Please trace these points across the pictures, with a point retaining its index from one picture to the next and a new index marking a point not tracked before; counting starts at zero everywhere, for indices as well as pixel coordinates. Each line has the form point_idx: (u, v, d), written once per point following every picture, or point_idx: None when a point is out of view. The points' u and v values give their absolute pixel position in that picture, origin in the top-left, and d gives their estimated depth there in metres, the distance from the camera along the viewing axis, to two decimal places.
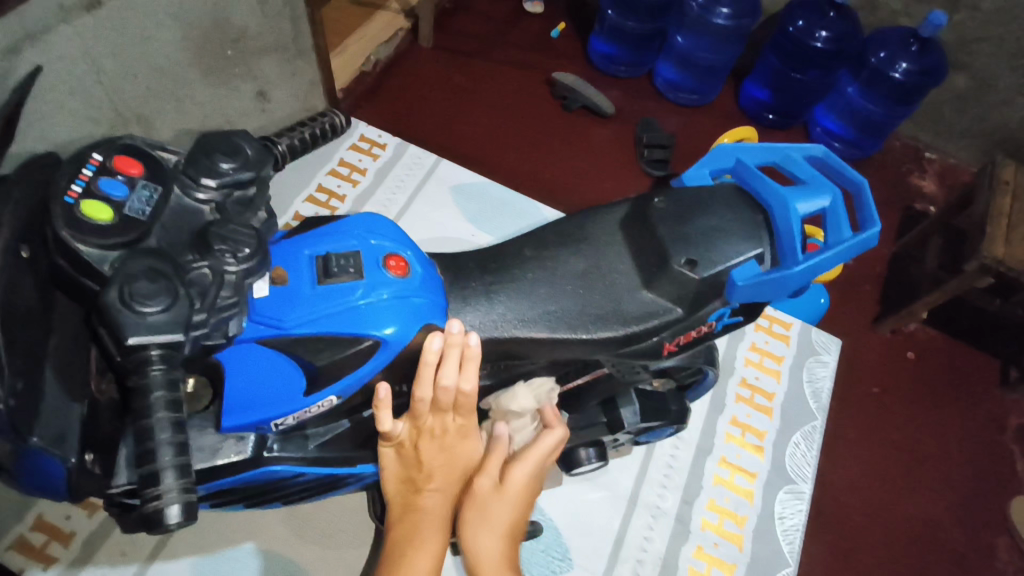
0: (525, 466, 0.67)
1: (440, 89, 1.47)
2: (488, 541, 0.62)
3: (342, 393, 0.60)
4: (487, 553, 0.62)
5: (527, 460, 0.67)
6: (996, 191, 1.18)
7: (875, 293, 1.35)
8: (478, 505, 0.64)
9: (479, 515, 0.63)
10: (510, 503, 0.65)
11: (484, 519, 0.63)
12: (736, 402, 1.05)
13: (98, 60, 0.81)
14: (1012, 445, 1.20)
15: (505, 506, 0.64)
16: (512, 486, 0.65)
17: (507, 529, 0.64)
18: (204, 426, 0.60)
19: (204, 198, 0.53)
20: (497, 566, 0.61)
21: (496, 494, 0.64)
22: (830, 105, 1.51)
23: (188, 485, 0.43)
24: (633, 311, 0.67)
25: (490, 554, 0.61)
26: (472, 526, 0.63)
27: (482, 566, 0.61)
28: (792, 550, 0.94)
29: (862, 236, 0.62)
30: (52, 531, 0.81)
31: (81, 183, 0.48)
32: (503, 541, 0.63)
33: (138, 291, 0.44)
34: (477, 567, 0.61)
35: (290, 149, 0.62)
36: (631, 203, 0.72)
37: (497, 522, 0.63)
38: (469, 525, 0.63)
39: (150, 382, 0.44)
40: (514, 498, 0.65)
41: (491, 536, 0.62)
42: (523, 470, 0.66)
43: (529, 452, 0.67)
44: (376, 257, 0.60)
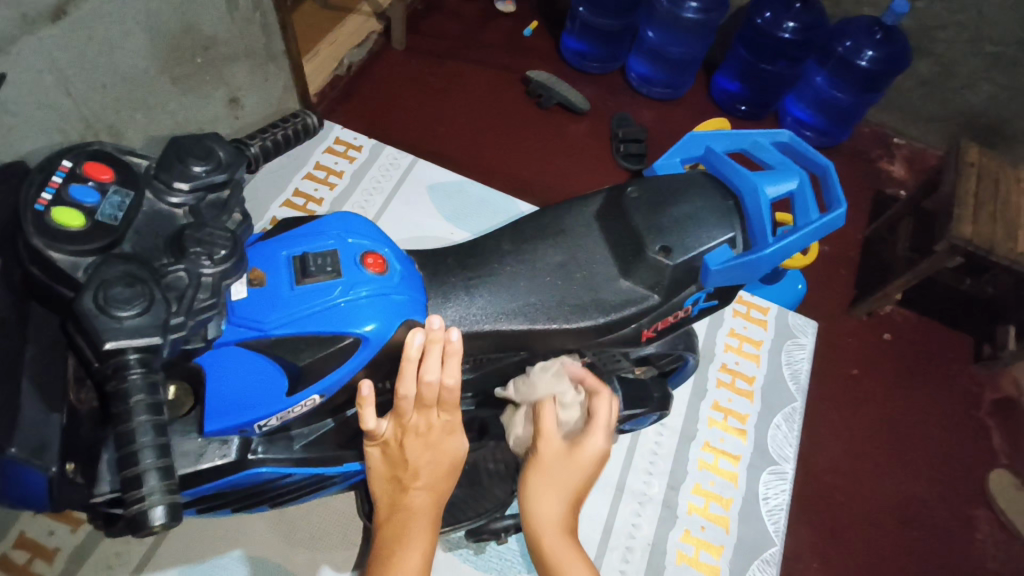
0: (596, 436, 0.68)
1: (414, 91, 1.47)
2: (551, 506, 0.65)
3: (325, 392, 0.60)
4: (551, 516, 0.65)
5: (594, 431, 0.68)
6: (962, 173, 1.21)
7: (850, 277, 1.38)
8: (541, 481, 0.66)
9: (545, 478, 0.66)
10: (577, 472, 0.67)
11: (547, 484, 0.66)
12: (718, 387, 1.07)
13: (64, 72, 0.80)
14: (986, 419, 1.23)
15: (570, 472, 0.67)
16: (581, 455, 0.67)
17: (572, 495, 0.66)
18: (187, 432, 0.60)
19: (177, 202, 0.53)
20: (555, 528, 0.64)
21: (562, 460, 0.67)
22: (800, 94, 1.54)
23: (172, 486, 0.43)
24: (612, 299, 0.67)
25: (551, 518, 0.64)
26: (538, 488, 0.66)
27: (546, 527, 0.64)
28: (777, 530, 0.95)
29: (830, 216, 0.64)
30: (34, 548, 0.80)
31: (50, 191, 0.48)
32: (567, 506, 0.66)
33: (114, 295, 0.44)
34: (537, 527, 0.64)
35: (262, 151, 0.62)
36: (605, 194, 0.72)
37: (562, 488, 0.66)
38: (534, 487, 0.66)
39: (128, 387, 0.44)
40: (581, 467, 0.67)
41: (555, 499, 0.65)
42: (595, 440, 0.68)
43: (593, 421, 0.69)
44: (353, 255, 0.60)
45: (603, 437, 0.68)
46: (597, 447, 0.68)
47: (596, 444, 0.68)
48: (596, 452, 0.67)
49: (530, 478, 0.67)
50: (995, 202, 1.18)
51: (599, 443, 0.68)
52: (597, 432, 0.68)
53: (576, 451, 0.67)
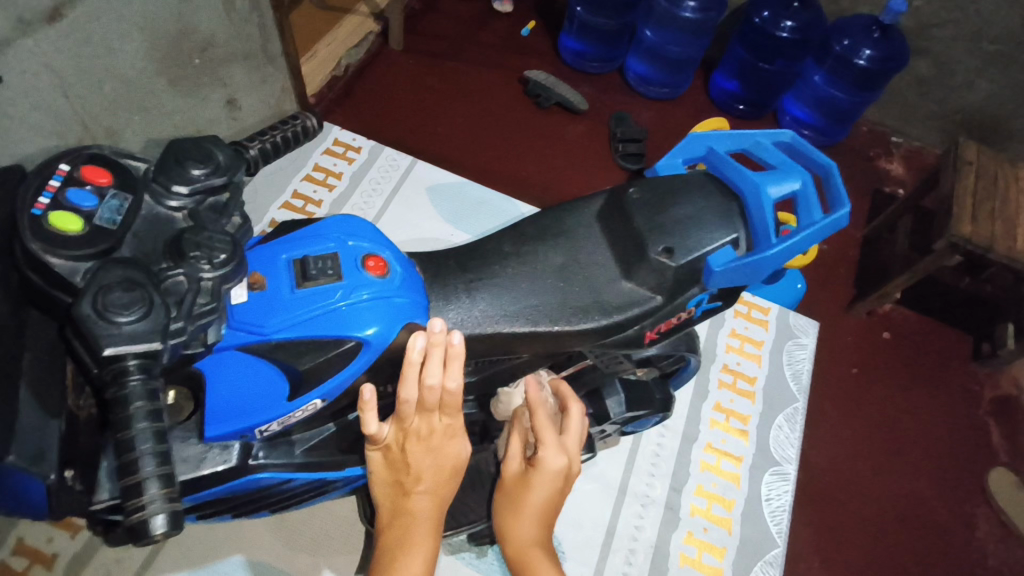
0: (549, 455, 0.67)
1: (411, 92, 1.47)
2: (521, 526, 0.67)
3: (326, 397, 0.60)
4: (522, 537, 0.67)
5: (546, 449, 0.67)
6: (961, 171, 1.21)
7: (850, 277, 1.37)
8: (508, 504, 0.68)
9: (512, 501, 0.68)
10: (537, 491, 0.67)
11: (514, 507, 0.68)
12: (719, 388, 1.06)
13: (60, 74, 0.80)
14: (987, 418, 1.23)
15: (531, 492, 0.67)
16: (538, 475, 0.67)
17: (540, 512, 0.67)
18: (188, 437, 0.59)
19: (175, 206, 0.52)
20: (526, 546, 0.67)
21: (522, 482, 0.68)
22: (798, 94, 1.53)
23: (173, 494, 0.42)
24: (615, 301, 0.67)
25: (521, 539, 0.67)
26: (508, 510, 0.68)
27: (517, 548, 0.67)
28: (779, 531, 0.95)
29: (832, 216, 0.63)
30: (33, 554, 0.79)
31: (48, 195, 0.48)
32: (536, 524, 0.67)
33: (112, 301, 0.43)
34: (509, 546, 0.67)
35: (261, 153, 0.61)
36: (607, 195, 0.72)
37: (526, 509, 0.67)
38: (505, 510, 0.69)
39: (128, 393, 0.43)
40: (540, 488, 0.67)
41: (523, 521, 0.67)
42: (551, 458, 0.67)
43: (545, 439, 0.67)
44: (354, 259, 0.60)
45: (559, 453, 0.67)
46: (553, 465, 0.67)
47: (552, 462, 0.67)
48: (551, 471, 0.66)
49: (501, 500, 0.70)
50: (994, 200, 1.18)
51: (554, 461, 0.67)
52: (550, 450, 0.67)
53: (532, 472, 0.67)
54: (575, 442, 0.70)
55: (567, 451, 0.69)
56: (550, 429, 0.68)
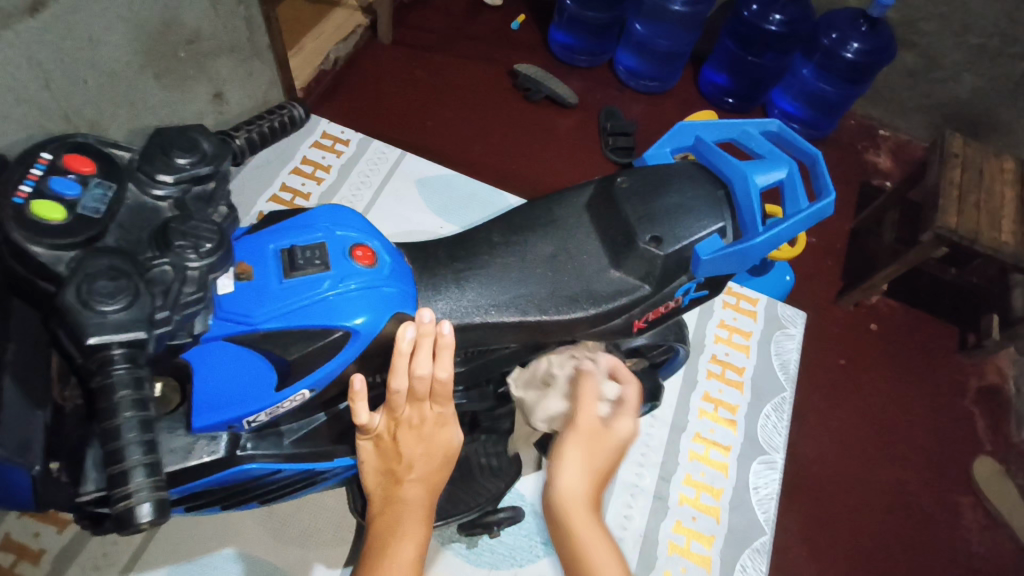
0: (627, 419, 0.65)
1: (401, 85, 1.46)
2: (579, 482, 0.61)
3: (314, 387, 0.60)
4: (574, 490, 0.60)
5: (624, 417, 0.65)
6: (947, 164, 1.22)
7: (837, 268, 1.38)
8: (572, 455, 0.62)
9: (574, 452, 0.62)
10: (607, 452, 0.63)
11: (586, 460, 0.62)
12: (708, 378, 1.07)
13: (44, 66, 0.79)
14: (971, 407, 1.25)
15: (601, 450, 0.63)
16: (610, 435, 0.64)
17: (598, 474, 0.62)
18: (175, 428, 0.59)
19: (160, 195, 0.52)
20: (581, 504, 0.60)
21: (592, 436, 0.63)
22: (787, 87, 1.55)
23: (159, 483, 0.42)
24: (603, 291, 0.67)
25: (577, 493, 0.60)
26: (569, 461, 0.62)
27: (570, 500, 0.60)
28: (767, 519, 0.96)
29: (818, 204, 0.64)
30: (20, 550, 0.79)
31: (30, 183, 0.47)
32: (594, 486, 0.62)
33: (96, 289, 0.43)
34: (564, 499, 0.60)
35: (247, 143, 0.61)
36: (596, 184, 0.72)
37: (592, 464, 0.62)
38: (562, 461, 0.62)
39: (113, 382, 0.43)
40: (609, 447, 0.63)
41: (582, 478, 0.61)
42: (623, 424, 0.65)
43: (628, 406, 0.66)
44: (342, 248, 0.60)
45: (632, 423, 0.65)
46: (626, 431, 0.64)
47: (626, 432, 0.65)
48: (625, 437, 0.64)
49: (559, 450, 0.63)
50: (978, 192, 1.20)
51: (628, 428, 0.65)
52: (627, 417, 0.65)
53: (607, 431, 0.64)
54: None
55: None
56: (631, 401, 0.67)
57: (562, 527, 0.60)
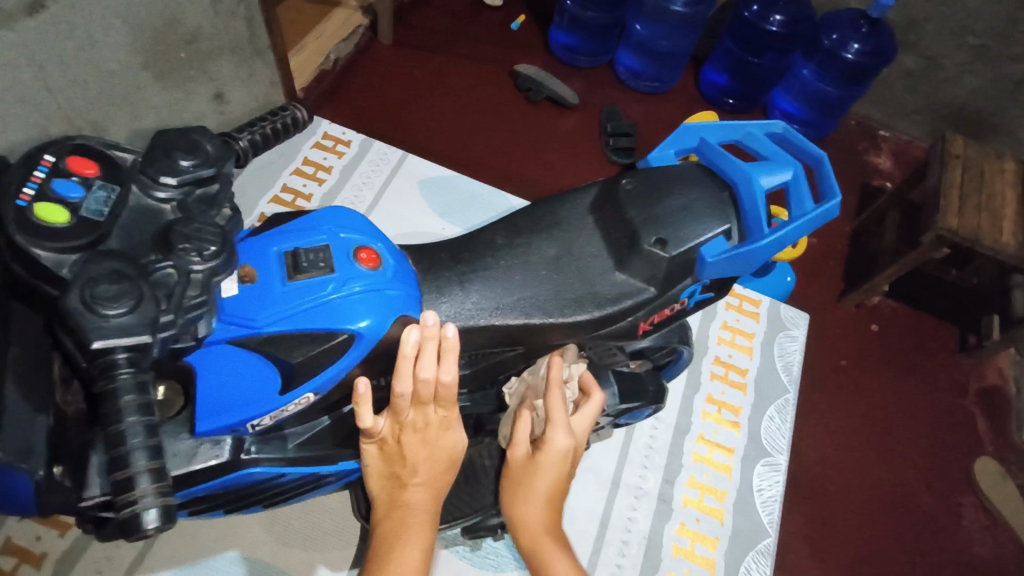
0: (555, 436, 0.67)
1: (401, 87, 1.46)
2: (531, 512, 0.68)
3: (319, 390, 0.59)
4: (526, 523, 0.68)
5: (553, 432, 0.67)
6: (948, 164, 1.22)
7: (839, 269, 1.38)
8: (518, 492, 0.69)
9: (519, 486, 0.69)
10: (545, 473, 0.68)
11: (525, 492, 0.68)
12: (711, 380, 1.07)
13: (43, 67, 0.78)
14: (973, 408, 1.25)
15: (537, 475, 0.68)
16: (543, 457, 0.68)
17: (545, 497, 0.68)
18: (179, 432, 0.59)
19: (164, 197, 0.51)
20: (536, 532, 0.68)
21: (529, 466, 0.69)
22: (788, 88, 1.54)
23: (165, 488, 0.42)
24: (608, 293, 0.67)
25: (530, 525, 0.68)
26: (518, 495, 0.69)
27: (526, 530, 0.68)
28: (771, 521, 0.96)
29: (824, 206, 0.63)
30: (22, 553, 0.78)
31: (33, 186, 0.47)
32: (544, 507, 0.68)
33: (100, 293, 0.42)
34: (521, 532, 0.69)
35: (251, 145, 0.61)
36: (600, 186, 0.72)
37: (533, 492, 0.68)
38: (512, 497, 0.70)
39: (118, 387, 0.43)
40: (546, 467, 0.68)
41: (533, 507, 0.68)
42: (553, 445, 0.67)
43: (556, 420, 0.68)
44: (346, 251, 0.59)
45: (565, 434, 0.68)
46: (558, 445, 0.67)
47: (559, 445, 0.68)
48: (556, 451, 0.67)
49: (508, 485, 0.70)
50: (979, 193, 1.19)
51: (560, 441, 0.68)
52: (556, 431, 0.67)
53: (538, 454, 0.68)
54: (582, 423, 0.71)
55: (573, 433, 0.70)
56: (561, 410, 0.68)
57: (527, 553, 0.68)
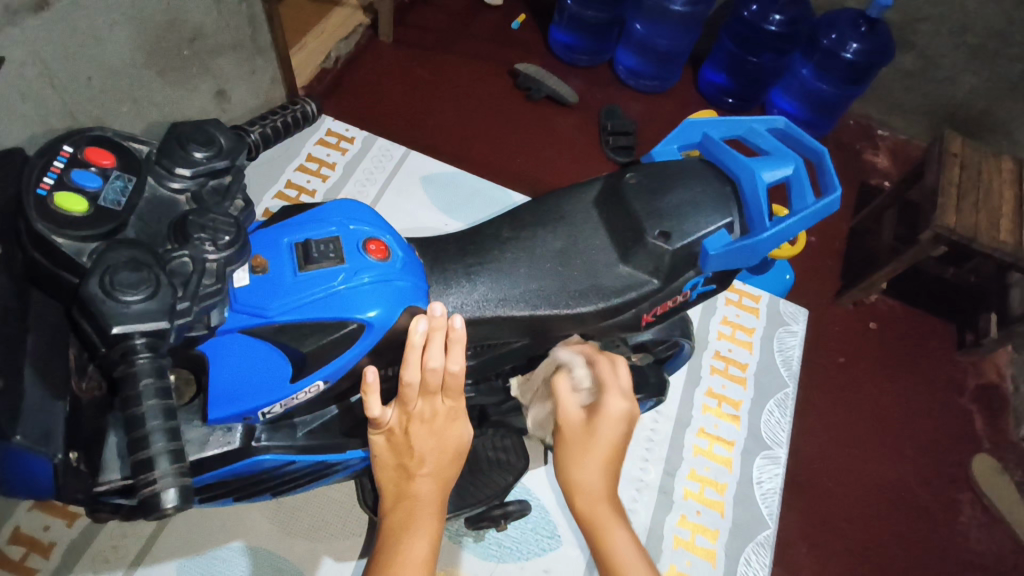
0: (613, 399, 0.67)
1: (403, 84, 1.47)
2: (592, 476, 0.67)
3: (329, 378, 0.61)
4: (589, 489, 0.67)
5: (611, 396, 0.67)
6: (944, 163, 1.23)
7: (836, 267, 1.39)
8: (574, 460, 0.67)
9: (574, 452, 0.67)
10: (605, 437, 0.67)
11: (583, 458, 0.67)
12: (711, 374, 1.08)
13: (48, 63, 0.79)
14: (969, 404, 1.26)
15: (597, 439, 0.67)
16: (602, 421, 0.67)
17: (606, 461, 0.67)
18: (191, 419, 0.60)
19: (178, 188, 0.52)
20: (596, 497, 0.67)
21: (586, 430, 0.68)
22: (786, 87, 1.55)
23: (183, 469, 0.43)
24: (612, 285, 0.68)
25: (592, 490, 0.67)
26: (579, 459, 0.67)
27: (585, 494, 0.67)
28: (771, 513, 0.97)
29: (825, 200, 0.65)
30: (29, 543, 0.79)
31: (52, 176, 0.48)
32: (604, 473, 0.67)
33: (120, 279, 0.43)
34: (579, 499, 0.67)
35: (262, 138, 0.62)
36: (603, 181, 0.73)
37: (592, 458, 0.67)
38: (569, 461, 0.68)
39: (137, 371, 0.44)
40: (605, 432, 0.67)
41: (595, 471, 0.67)
42: (613, 406, 0.67)
43: (610, 385, 0.68)
44: (356, 242, 0.60)
45: (621, 397, 0.68)
46: (617, 409, 0.67)
47: (618, 409, 0.67)
48: (616, 415, 0.67)
49: (561, 454, 0.69)
50: (976, 191, 1.21)
51: (617, 405, 0.67)
52: (613, 395, 0.68)
53: (596, 418, 0.67)
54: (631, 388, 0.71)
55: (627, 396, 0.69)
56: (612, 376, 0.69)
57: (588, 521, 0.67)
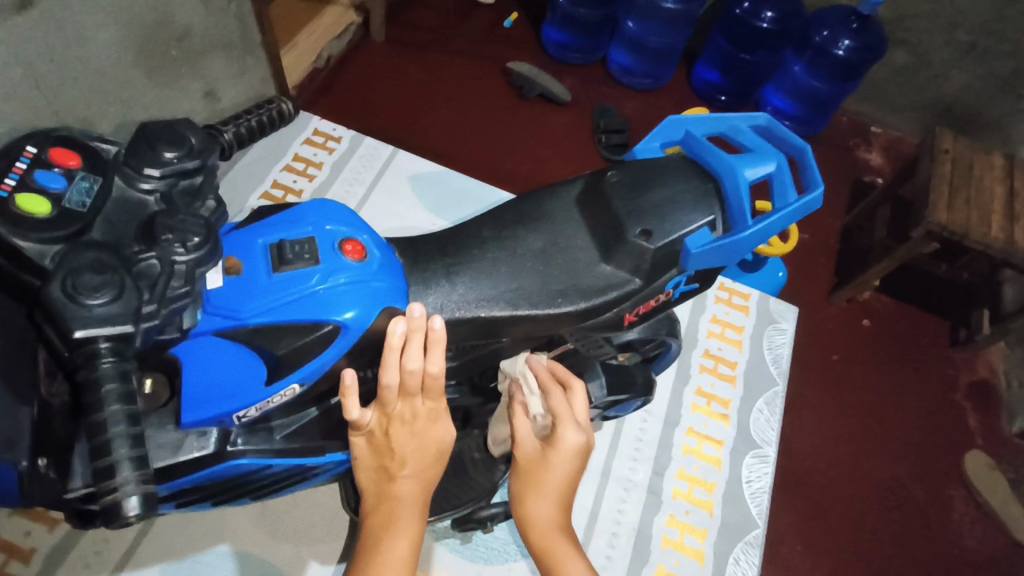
0: (567, 431, 0.66)
1: (393, 84, 1.46)
2: (550, 504, 0.66)
3: (304, 381, 0.59)
4: (543, 520, 0.65)
5: (568, 428, 0.66)
6: (938, 159, 1.22)
7: (830, 264, 1.39)
8: (530, 490, 0.66)
9: (529, 480, 0.66)
10: (561, 468, 0.65)
11: (536, 487, 0.66)
12: (700, 373, 1.07)
13: (33, 63, 0.78)
14: (962, 402, 1.25)
15: (551, 471, 0.65)
16: (556, 451, 0.66)
17: (563, 491, 0.66)
18: (164, 424, 0.59)
19: (148, 188, 0.51)
20: (550, 531, 0.65)
21: (541, 459, 0.66)
22: (778, 84, 1.52)
23: (146, 476, 0.42)
24: (593, 284, 0.67)
25: (547, 522, 0.65)
26: (535, 490, 0.66)
27: (538, 523, 0.65)
28: (760, 512, 0.96)
29: (807, 197, 0.64)
30: (10, 549, 0.78)
31: (15, 177, 0.48)
32: (559, 505, 0.66)
33: (83, 282, 0.43)
34: (532, 529, 0.66)
35: (236, 138, 0.61)
36: (587, 178, 0.72)
37: (546, 487, 0.66)
38: (523, 493, 0.67)
39: (100, 376, 0.43)
40: (560, 464, 0.65)
41: (548, 502, 0.65)
42: (568, 437, 0.66)
43: (564, 416, 0.66)
44: (331, 243, 0.60)
45: (576, 429, 0.66)
46: (570, 442, 0.65)
47: (576, 440, 0.66)
48: (570, 446, 0.65)
49: (517, 482, 0.68)
50: (969, 188, 1.20)
51: (573, 438, 0.66)
52: (568, 427, 0.66)
53: (551, 448, 0.66)
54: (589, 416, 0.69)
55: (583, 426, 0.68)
56: (569, 407, 0.68)
57: (541, 554, 0.65)
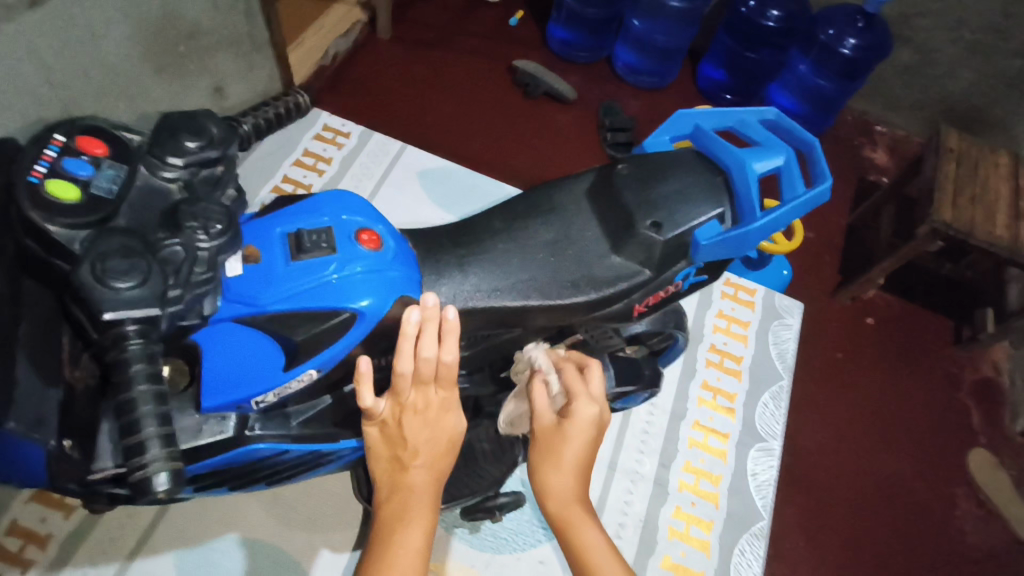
0: (580, 403, 0.65)
1: (400, 81, 1.47)
2: (567, 477, 0.63)
3: (321, 367, 0.61)
4: (559, 492, 0.63)
5: (579, 399, 0.65)
6: (942, 157, 1.23)
7: (834, 262, 1.40)
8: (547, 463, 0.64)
9: (546, 453, 0.64)
10: (575, 441, 0.63)
11: (552, 459, 0.63)
12: (706, 367, 1.08)
13: (46, 58, 0.79)
14: (967, 400, 1.26)
15: (566, 443, 0.63)
16: (572, 425, 0.64)
17: (579, 465, 0.63)
18: (185, 408, 0.61)
19: (170, 177, 0.52)
20: (568, 503, 0.63)
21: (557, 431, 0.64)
22: (784, 83, 1.53)
23: (174, 453, 0.43)
24: (604, 275, 0.68)
25: (564, 493, 0.63)
26: (553, 463, 0.63)
27: (557, 500, 0.63)
28: (765, 504, 0.97)
29: (815, 190, 0.65)
30: (27, 535, 0.79)
31: (44, 164, 0.49)
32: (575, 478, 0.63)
33: (111, 267, 0.44)
34: (549, 500, 0.63)
35: (254, 128, 0.62)
36: (596, 172, 0.73)
37: (564, 459, 0.63)
38: (540, 464, 0.64)
39: (128, 357, 0.44)
40: (576, 436, 0.63)
41: (563, 474, 0.63)
42: (582, 409, 0.64)
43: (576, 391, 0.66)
44: (348, 233, 0.61)
45: (591, 401, 0.65)
46: (585, 413, 0.64)
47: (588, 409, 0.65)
48: (585, 418, 0.64)
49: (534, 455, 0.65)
50: (973, 186, 1.21)
51: (586, 408, 0.64)
52: (581, 399, 0.65)
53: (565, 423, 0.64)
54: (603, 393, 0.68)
55: (596, 399, 0.66)
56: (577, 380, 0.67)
57: (562, 527, 0.62)
